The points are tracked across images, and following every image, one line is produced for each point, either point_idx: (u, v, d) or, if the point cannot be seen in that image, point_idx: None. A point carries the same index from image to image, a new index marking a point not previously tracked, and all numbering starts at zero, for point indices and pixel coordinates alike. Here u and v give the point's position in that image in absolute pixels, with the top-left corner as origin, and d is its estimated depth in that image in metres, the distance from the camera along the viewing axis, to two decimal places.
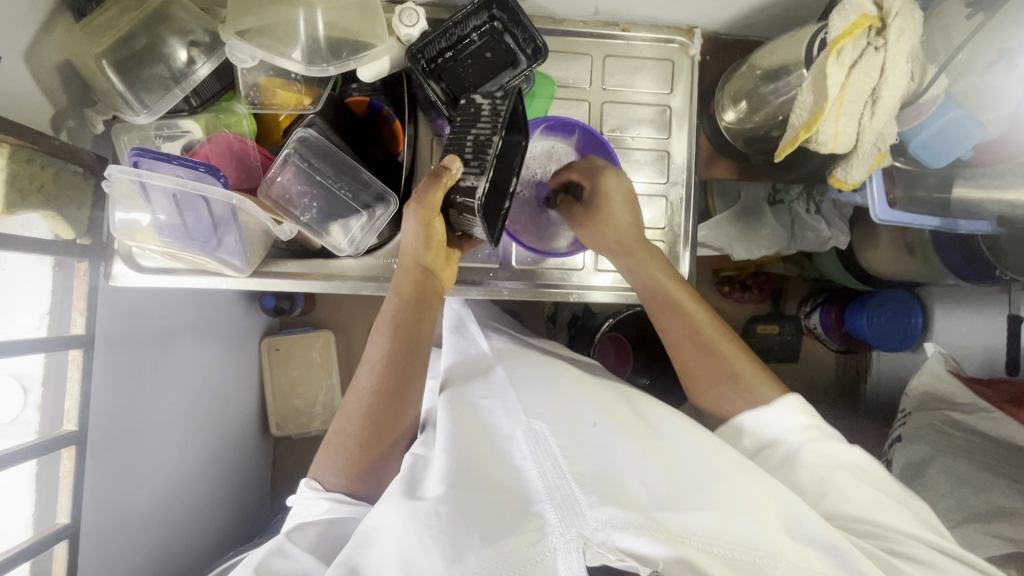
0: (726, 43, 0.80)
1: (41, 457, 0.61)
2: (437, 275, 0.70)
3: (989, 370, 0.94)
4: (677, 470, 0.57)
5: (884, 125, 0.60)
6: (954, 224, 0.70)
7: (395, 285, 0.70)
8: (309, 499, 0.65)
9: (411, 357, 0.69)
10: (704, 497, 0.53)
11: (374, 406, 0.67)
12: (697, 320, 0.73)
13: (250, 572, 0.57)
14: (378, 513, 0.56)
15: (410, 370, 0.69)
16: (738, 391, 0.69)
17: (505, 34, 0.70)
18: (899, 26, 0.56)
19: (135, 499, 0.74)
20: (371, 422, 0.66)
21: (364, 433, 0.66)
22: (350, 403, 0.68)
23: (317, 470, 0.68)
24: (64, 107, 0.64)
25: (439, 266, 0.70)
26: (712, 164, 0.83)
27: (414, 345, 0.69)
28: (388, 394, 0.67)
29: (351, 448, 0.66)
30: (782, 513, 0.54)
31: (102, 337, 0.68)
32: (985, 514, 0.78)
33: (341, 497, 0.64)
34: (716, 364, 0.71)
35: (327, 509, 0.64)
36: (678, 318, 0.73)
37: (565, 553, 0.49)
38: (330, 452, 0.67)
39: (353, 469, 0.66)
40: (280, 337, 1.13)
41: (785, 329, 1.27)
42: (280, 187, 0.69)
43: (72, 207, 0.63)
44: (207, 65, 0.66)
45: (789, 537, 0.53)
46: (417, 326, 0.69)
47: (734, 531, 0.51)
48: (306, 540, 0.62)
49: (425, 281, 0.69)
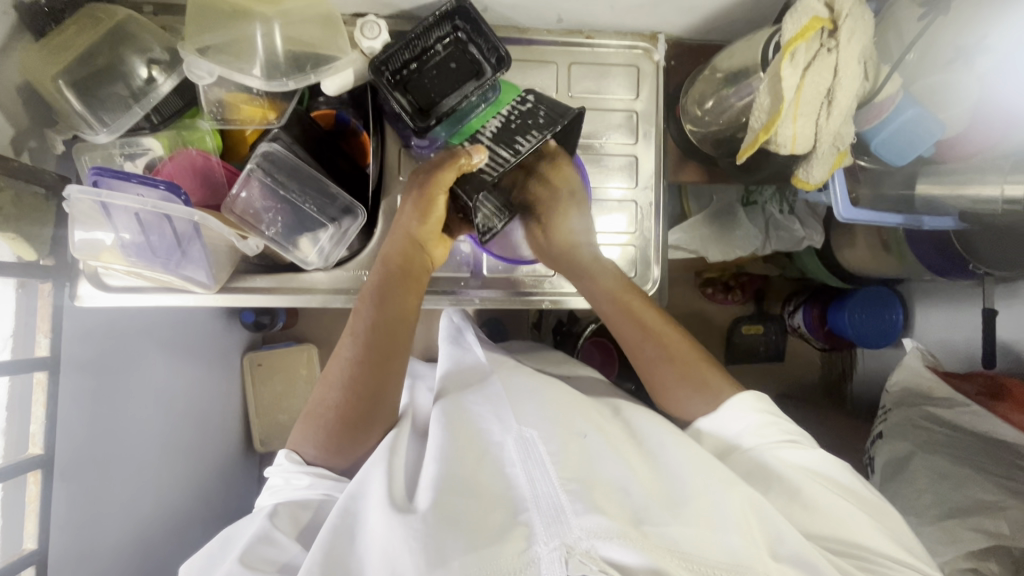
0: (689, 47, 0.81)
1: (7, 483, 0.60)
2: (427, 249, 0.73)
3: (967, 364, 0.95)
4: (666, 491, 0.56)
5: (842, 125, 0.61)
6: (916, 221, 0.71)
7: (383, 254, 0.72)
8: (289, 473, 0.65)
9: (395, 327, 0.69)
10: (690, 513, 0.54)
11: (355, 374, 0.66)
12: (655, 328, 0.73)
13: (235, 560, 0.55)
14: (372, 510, 0.56)
15: (390, 340, 0.68)
16: (694, 389, 0.70)
17: (469, 45, 0.70)
18: (850, 28, 0.57)
19: (102, 518, 0.71)
20: (350, 393, 0.66)
21: (343, 403, 0.66)
22: (332, 373, 0.68)
23: (296, 441, 0.67)
24: (25, 128, 0.63)
25: (431, 241, 0.73)
26: (682, 168, 0.84)
27: (398, 315, 0.69)
28: (368, 362, 0.67)
29: (328, 418, 0.66)
30: (766, 531, 0.54)
31: (70, 360, 0.67)
32: (966, 508, 0.78)
33: (325, 474, 0.65)
34: (666, 359, 0.71)
35: (310, 483, 0.64)
36: (637, 327, 0.73)
37: (548, 562, 0.49)
38: (308, 425, 0.67)
39: (331, 441, 0.66)
40: (262, 352, 1.12)
41: (769, 329, 1.26)
42: (244, 203, 0.69)
43: (35, 228, 0.63)
44: (167, 83, 0.67)
45: (772, 557, 0.53)
46: (401, 294, 0.70)
47: (714, 545, 0.52)
48: (290, 524, 0.61)
49: (411, 252, 0.71)
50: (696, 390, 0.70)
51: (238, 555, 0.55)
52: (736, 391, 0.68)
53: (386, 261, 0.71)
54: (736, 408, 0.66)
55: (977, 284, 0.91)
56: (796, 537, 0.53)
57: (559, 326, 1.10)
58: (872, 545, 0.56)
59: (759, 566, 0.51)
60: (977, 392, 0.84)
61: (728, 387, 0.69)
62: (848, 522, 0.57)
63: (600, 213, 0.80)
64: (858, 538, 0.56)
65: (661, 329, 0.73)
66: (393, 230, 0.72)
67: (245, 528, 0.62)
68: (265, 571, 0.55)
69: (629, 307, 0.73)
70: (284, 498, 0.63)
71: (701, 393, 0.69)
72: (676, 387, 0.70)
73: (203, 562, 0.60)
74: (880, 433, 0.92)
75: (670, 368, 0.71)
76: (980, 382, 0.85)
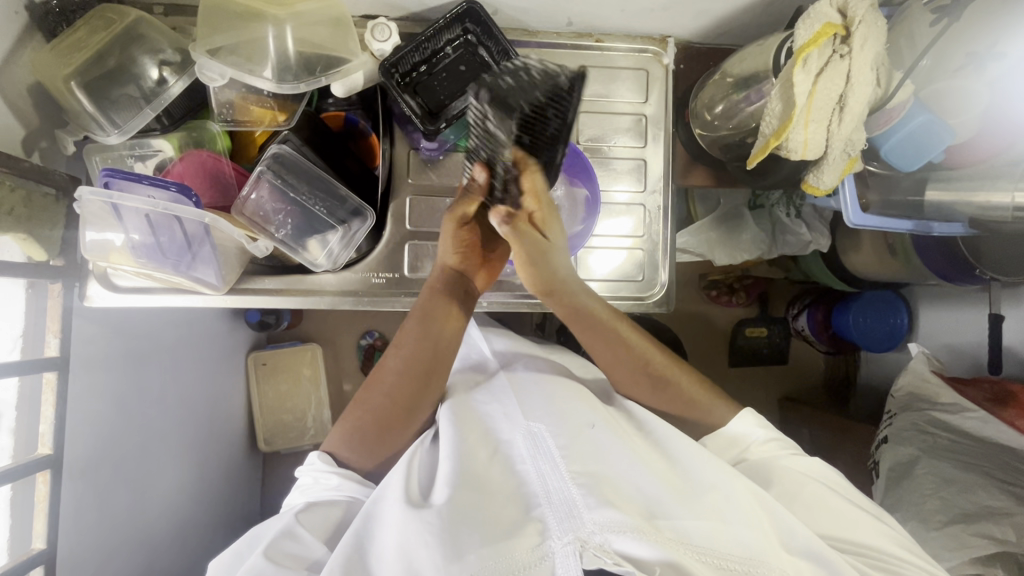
0: (699, 52, 0.81)
1: (17, 482, 0.60)
2: (471, 275, 0.72)
3: (972, 369, 0.95)
4: (681, 484, 0.57)
5: (853, 131, 0.61)
6: (928, 226, 0.72)
7: (427, 280, 0.72)
8: (320, 472, 0.64)
9: (436, 351, 0.68)
10: (702, 505, 0.54)
11: (401, 389, 0.67)
12: (641, 351, 0.70)
13: (259, 555, 0.55)
14: (386, 507, 0.56)
15: (435, 362, 0.68)
16: (690, 413, 0.69)
17: (479, 47, 0.70)
18: (863, 34, 0.57)
19: (110, 516, 0.72)
20: (396, 407, 0.66)
21: (387, 416, 0.66)
22: (375, 383, 0.68)
23: (331, 445, 0.67)
24: (35, 128, 0.63)
25: (474, 269, 0.72)
26: (689, 173, 0.84)
27: (444, 338, 0.69)
28: (413, 381, 0.67)
29: (370, 427, 0.66)
30: (777, 526, 0.54)
31: (79, 359, 0.67)
32: (972, 514, 0.78)
33: (351, 475, 0.64)
34: (656, 384, 0.69)
35: (337, 484, 0.63)
36: (611, 348, 0.70)
37: (563, 556, 0.48)
38: (346, 428, 0.67)
39: (371, 447, 0.66)
40: (267, 351, 1.13)
41: (773, 332, 1.27)
42: (255, 205, 0.69)
43: (44, 229, 0.63)
44: (179, 84, 0.67)
45: (784, 549, 0.53)
46: (445, 317, 0.69)
47: (727, 538, 0.52)
48: (318, 521, 0.61)
49: (457, 279, 0.71)
50: (690, 410, 0.69)
51: (264, 548, 0.56)
52: (733, 414, 0.68)
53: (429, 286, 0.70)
54: (737, 426, 0.66)
55: (984, 290, 0.91)
56: (806, 531, 0.53)
57: (564, 327, 1.10)
58: (879, 545, 0.57)
59: (774, 559, 0.51)
60: (983, 398, 0.83)
61: (726, 411, 0.69)
62: (848, 520, 0.58)
63: (608, 217, 0.80)
64: (861, 537, 0.57)
65: (650, 355, 0.70)
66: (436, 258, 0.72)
67: (269, 526, 0.61)
68: (294, 568, 0.56)
69: (621, 337, 0.69)
70: (315, 497, 0.63)
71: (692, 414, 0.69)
72: (676, 408, 0.70)
73: (230, 557, 0.60)
74: (885, 437, 0.92)
75: (662, 396, 0.70)
76: (987, 387, 0.85)
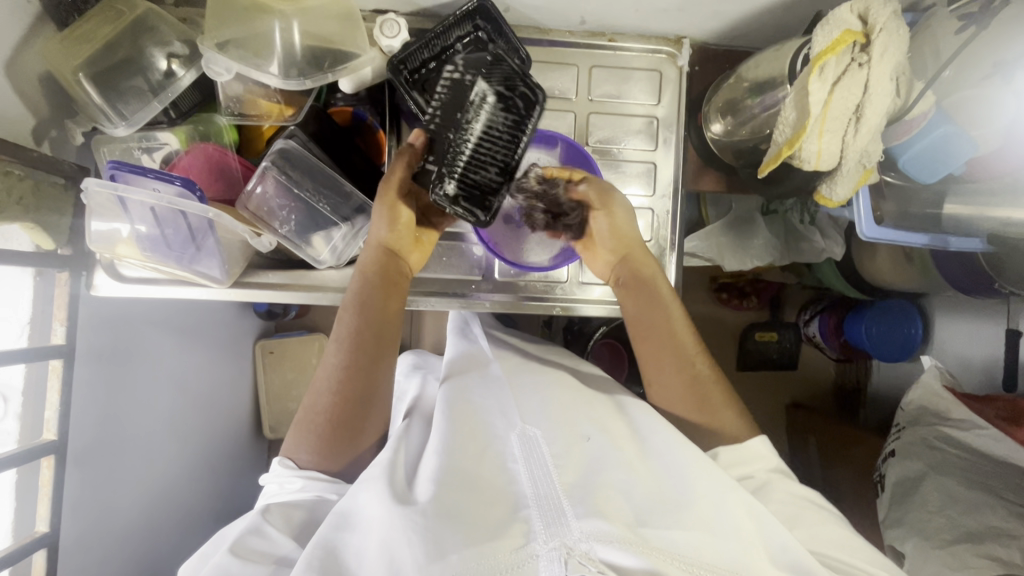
0: (715, 52, 0.79)
1: (21, 467, 0.61)
2: (403, 256, 0.72)
3: (988, 384, 0.93)
4: (665, 490, 0.56)
5: (870, 143, 0.59)
6: (944, 241, 0.70)
7: (361, 264, 0.71)
8: (283, 477, 0.64)
9: (378, 331, 0.68)
10: (690, 515, 0.53)
11: (346, 378, 0.66)
12: (691, 353, 0.69)
13: (225, 551, 0.55)
14: (370, 498, 0.55)
15: (378, 344, 0.68)
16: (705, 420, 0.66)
17: (489, 44, 0.67)
18: (884, 43, 0.54)
19: (116, 501, 0.73)
20: (341, 398, 0.65)
21: (334, 410, 0.65)
22: (320, 380, 0.68)
23: (290, 450, 0.66)
24: (46, 118, 0.64)
25: (406, 248, 0.72)
26: (700, 177, 0.81)
27: (381, 319, 0.69)
28: (355, 365, 0.66)
29: (321, 425, 0.65)
30: (767, 544, 0.54)
31: (85, 348, 0.68)
32: (978, 534, 0.76)
33: (318, 476, 0.64)
34: (690, 390, 0.67)
35: (301, 486, 0.63)
36: (668, 348, 0.69)
37: (547, 561, 0.49)
38: (301, 433, 0.66)
39: (325, 444, 0.65)
40: (274, 339, 1.13)
41: (784, 337, 1.23)
42: (259, 199, 0.69)
43: (53, 218, 0.64)
44: (187, 76, 0.67)
45: (772, 564, 0.53)
46: (382, 299, 0.69)
47: (714, 550, 0.51)
48: (282, 521, 0.61)
49: (390, 261, 0.70)
50: (707, 420, 0.66)
51: (230, 545, 0.56)
52: (744, 433, 0.65)
53: (365, 271, 0.69)
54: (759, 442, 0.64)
55: (1003, 303, 0.88)
56: (797, 546, 0.53)
57: (571, 326, 1.09)
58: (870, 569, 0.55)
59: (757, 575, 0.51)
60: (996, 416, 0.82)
61: (742, 431, 0.66)
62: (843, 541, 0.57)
63: None
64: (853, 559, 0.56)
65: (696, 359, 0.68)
66: (367, 237, 0.71)
67: (236, 526, 0.61)
68: (261, 563, 0.56)
69: (678, 341, 0.69)
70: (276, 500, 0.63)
71: (709, 424, 0.66)
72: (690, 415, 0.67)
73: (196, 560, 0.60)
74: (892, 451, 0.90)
75: (688, 396, 0.67)
76: (1000, 407, 0.83)
